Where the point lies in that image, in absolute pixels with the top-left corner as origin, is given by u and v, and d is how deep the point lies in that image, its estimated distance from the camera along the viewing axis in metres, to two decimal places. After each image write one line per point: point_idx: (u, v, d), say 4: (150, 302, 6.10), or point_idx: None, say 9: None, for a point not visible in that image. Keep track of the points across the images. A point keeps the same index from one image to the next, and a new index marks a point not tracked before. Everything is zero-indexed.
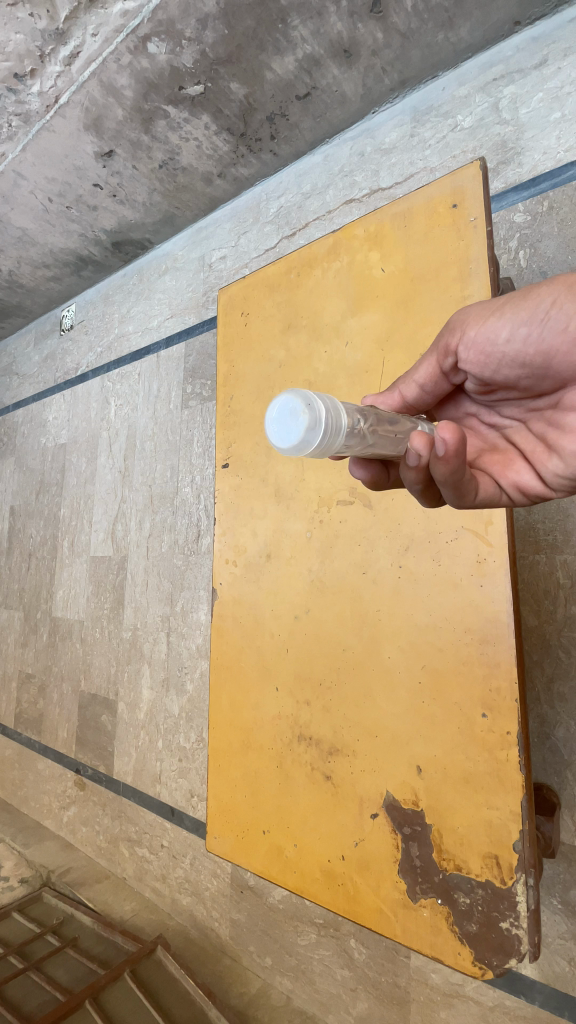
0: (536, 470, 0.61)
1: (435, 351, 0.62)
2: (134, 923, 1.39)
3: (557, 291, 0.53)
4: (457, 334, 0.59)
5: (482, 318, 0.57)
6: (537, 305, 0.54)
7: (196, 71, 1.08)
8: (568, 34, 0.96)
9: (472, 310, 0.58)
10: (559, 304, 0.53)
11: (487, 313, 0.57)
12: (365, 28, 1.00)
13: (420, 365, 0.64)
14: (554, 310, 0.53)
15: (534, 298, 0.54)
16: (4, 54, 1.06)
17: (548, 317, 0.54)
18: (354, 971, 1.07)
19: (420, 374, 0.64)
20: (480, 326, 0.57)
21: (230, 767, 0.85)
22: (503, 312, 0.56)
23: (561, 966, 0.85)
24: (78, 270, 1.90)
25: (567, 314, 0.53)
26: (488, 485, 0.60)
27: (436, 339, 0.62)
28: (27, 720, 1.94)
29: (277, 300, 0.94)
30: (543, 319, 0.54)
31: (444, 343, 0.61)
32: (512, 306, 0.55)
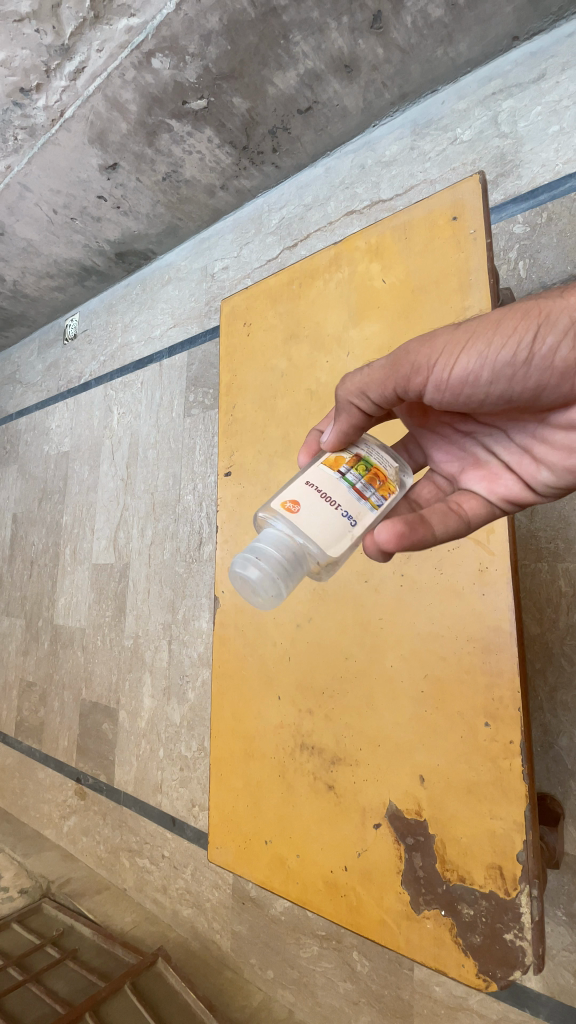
0: (524, 480, 0.61)
1: (395, 378, 0.54)
2: (135, 935, 1.37)
3: (536, 325, 0.49)
4: (425, 368, 0.53)
5: (454, 352, 0.51)
6: (517, 340, 0.50)
7: (200, 85, 1.10)
8: (566, 49, 0.98)
9: (439, 341, 0.52)
10: (541, 339, 0.49)
11: (459, 347, 0.51)
12: (365, 44, 1.01)
13: (373, 381, 0.56)
14: (537, 346, 0.49)
15: (513, 332, 0.50)
16: (11, 69, 1.08)
17: (531, 353, 0.50)
18: (356, 984, 1.06)
19: (375, 395, 0.56)
20: (452, 361, 0.52)
21: (231, 777, 0.84)
22: (478, 347, 0.51)
23: (565, 978, 0.84)
24: (82, 279, 1.92)
25: (551, 349, 0.49)
26: (480, 504, 0.62)
27: (393, 365, 0.54)
28: (27, 728, 1.93)
29: (279, 310, 0.95)
30: (525, 357, 0.50)
31: (407, 373, 0.54)
32: (488, 341, 0.50)
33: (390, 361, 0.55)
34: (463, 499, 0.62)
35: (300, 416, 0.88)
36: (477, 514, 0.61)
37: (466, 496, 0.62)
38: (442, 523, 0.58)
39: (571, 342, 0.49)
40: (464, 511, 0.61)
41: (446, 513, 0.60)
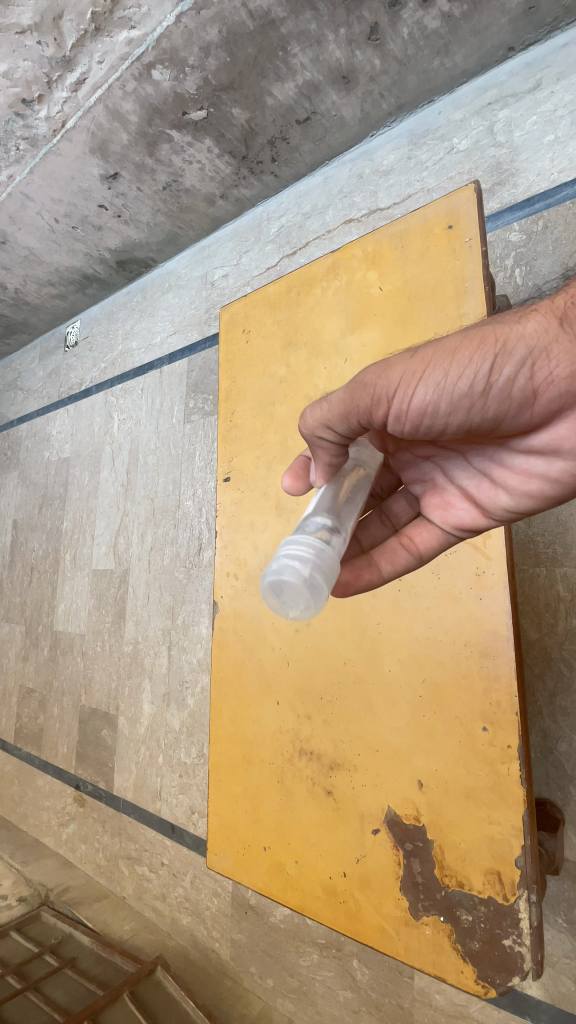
0: (479, 506, 0.59)
1: (353, 411, 0.49)
2: (133, 944, 1.36)
3: (494, 353, 0.44)
4: (383, 401, 0.48)
5: (409, 383, 0.46)
6: (475, 370, 0.44)
7: (200, 96, 1.12)
8: (561, 59, 0.99)
9: (395, 372, 0.46)
10: (500, 368, 0.44)
11: (415, 378, 0.46)
12: (363, 55, 1.03)
13: (334, 414, 0.50)
14: (495, 376, 0.44)
15: (470, 361, 0.44)
16: (12, 80, 1.09)
17: (489, 383, 0.45)
18: (356, 993, 1.05)
19: (339, 428, 0.51)
20: (409, 394, 0.46)
21: (230, 781, 0.84)
22: (434, 378, 0.45)
23: (566, 985, 0.84)
24: (83, 287, 1.93)
25: (508, 380, 0.45)
26: (433, 533, 0.63)
27: (351, 397, 0.49)
28: (27, 735, 1.92)
29: (277, 318, 0.96)
30: (483, 388, 0.45)
31: (365, 406, 0.48)
32: (445, 371, 0.45)
33: (348, 392, 0.49)
34: (416, 532, 0.63)
35: (298, 423, 0.89)
36: (428, 545, 0.63)
37: (419, 527, 0.63)
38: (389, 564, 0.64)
39: (531, 372, 0.44)
40: (416, 544, 0.63)
41: (394, 550, 0.64)
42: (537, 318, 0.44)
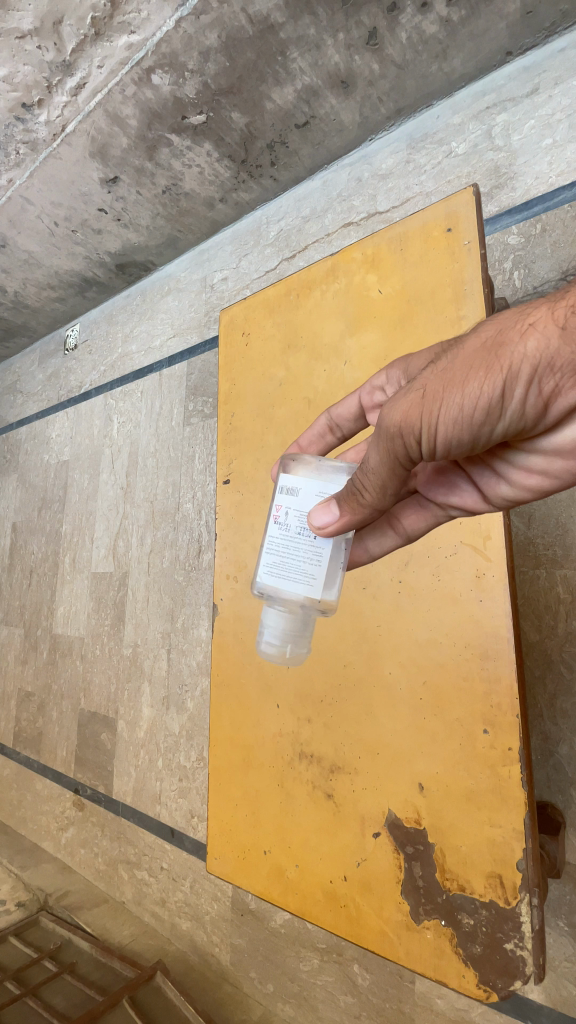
0: (483, 493, 0.58)
1: (394, 463, 0.49)
2: (132, 949, 1.35)
3: (499, 378, 0.41)
4: (413, 447, 0.47)
5: (430, 426, 0.45)
6: (487, 398, 0.42)
7: (199, 100, 1.12)
8: (558, 64, 1.00)
9: (413, 418, 0.45)
10: (510, 391, 0.41)
11: (433, 420, 0.44)
12: (361, 60, 1.03)
13: (375, 472, 0.51)
14: (507, 400, 0.42)
15: (478, 392, 0.42)
16: (13, 85, 1.10)
17: (504, 406, 0.42)
18: (357, 999, 1.04)
19: (384, 483, 0.51)
20: (433, 435, 0.45)
21: (230, 784, 0.84)
22: (452, 412, 0.43)
23: (568, 989, 0.83)
24: (83, 291, 1.93)
25: (519, 401, 0.42)
26: (424, 516, 0.63)
27: (384, 452, 0.49)
28: (26, 739, 1.92)
29: (277, 320, 0.96)
30: (499, 411, 0.43)
31: (401, 454, 0.48)
32: (458, 407, 0.43)
33: (381, 448, 0.49)
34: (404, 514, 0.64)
35: (297, 424, 0.89)
36: (416, 526, 0.64)
37: (410, 508, 0.64)
38: (377, 541, 0.67)
39: (542, 386, 0.41)
40: (403, 524, 0.65)
41: (383, 531, 0.66)
42: (536, 324, 0.40)
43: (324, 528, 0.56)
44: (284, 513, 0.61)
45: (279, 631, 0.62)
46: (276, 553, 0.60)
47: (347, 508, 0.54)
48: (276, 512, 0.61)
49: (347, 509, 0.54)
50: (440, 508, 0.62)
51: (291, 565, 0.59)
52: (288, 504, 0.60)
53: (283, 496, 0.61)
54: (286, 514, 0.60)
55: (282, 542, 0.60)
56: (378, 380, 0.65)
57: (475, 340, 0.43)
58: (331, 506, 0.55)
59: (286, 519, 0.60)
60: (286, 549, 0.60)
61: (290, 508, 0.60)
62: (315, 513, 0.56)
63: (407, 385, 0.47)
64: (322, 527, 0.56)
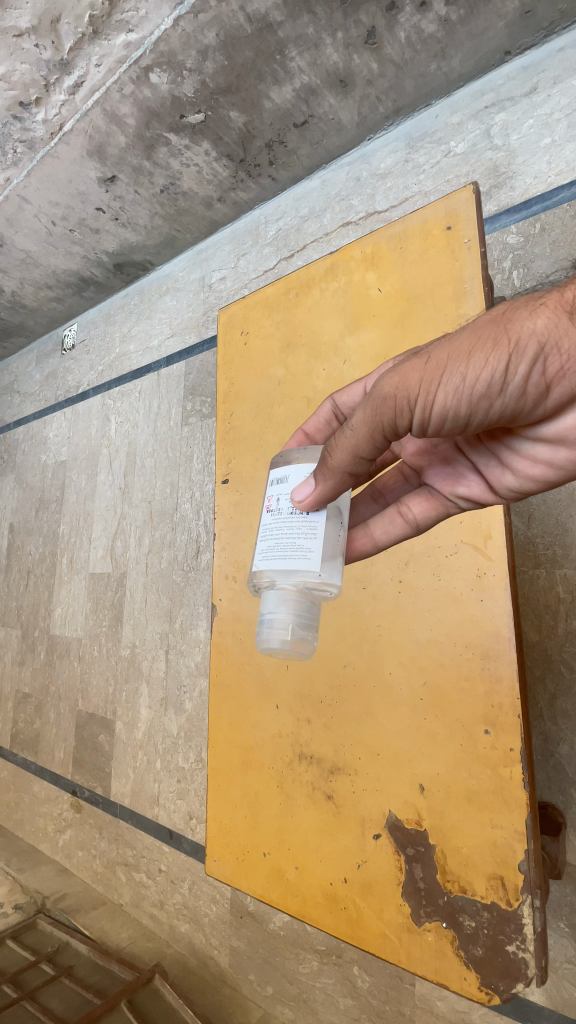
0: (489, 482, 0.58)
1: (382, 428, 0.49)
2: (131, 952, 1.34)
3: (505, 352, 0.41)
4: (405, 412, 0.47)
5: (428, 395, 0.45)
6: (490, 373, 0.42)
7: (197, 99, 1.12)
8: (557, 63, 1.00)
9: (412, 382, 0.45)
10: (514, 367, 0.42)
11: (433, 388, 0.44)
12: (360, 58, 1.03)
13: (361, 435, 0.50)
14: (509, 376, 0.42)
15: (482, 364, 0.42)
16: (10, 83, 1.09)
17: (505, 384, 0.43)
18: (357, 1001, 1.04)
19: (368, 448, 0.51)
20: (429, 403, 0.45)
21: (229, 787, 0.83)
22: (453, 382, 0.43)
23: (569, 991, 0.83)
24: (80, 290, 1.93)
25: (521, 379, 0.43)
26: (433, 504, 0.64)
27: (375, 416, 0.48)
28: (23, 741, 1.91)
29: (275, 319, 0.96)
30: (499, 388, 0.43)
31: (392, 420, 0.48)
32: (460, 377, 0.43)
33: (371, 411, 0.49)
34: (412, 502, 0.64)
35: (296, 424, 0.89)
36: (424, 516, 0.64)
37: (418, 497, 0.64)
38: (385, 529, 0.65)
39: (546, 367, 0.41)
40: (412, 513, 0.64)
41: (392, 519, 0.65)
42: (547, 305, 0.41)
43: (304, 502, 0.56)
44: (275, 500, 0.60)
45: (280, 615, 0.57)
46: (269, 535, 0.58)
47: (323, 477, 0.54)
48: (268, 502, 0.61)
49: (322, 478, 0.54)
50: (448, 499, 0.63)
51: (284, 543, 0.57)
52: (279, 492, 0.60)
53: (274, 486, 0.62)
54: (276, 500, 0.60)
55: (273, 524, 0.59)
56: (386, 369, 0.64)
57: (484, 315, 0.44)
58: (311, 479, 0.56)
59: (278, 505, 0.60)
60: (278, 528, 0.58)
61: (280, 494, 0.60)
62: (296, 489, 0.57)
63: (411, 353, 0.47)
64: (301, 499, 0.56)
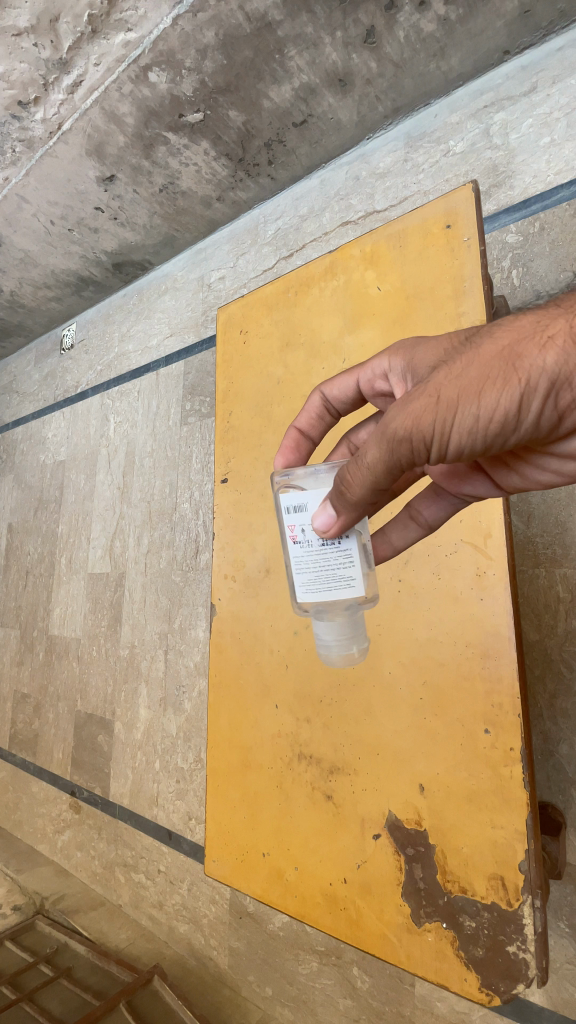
0: (494, 482, 0.57)
1: (396, 465, 0.48)
2: (130, 953, 1.34)
3: (518, 389, 0.43)
4: (421, 449, 0.47)
5: (444, 433, 0.45)
6: (503, 410, 0.43)
7: (196, 98, 1.12)
8: (557, 62, 0.99)
9: (425, 421, 0.45)
10: (527, 404, 0.43)
11: (448, 427, 0.45)
12: (359, 58, 1.03)
13: (377, 471, 0.48)
14: (522, 412, 0.44)
15: (496, 402, 0.43)
16: (9, 82, 1.09)
17: (520, 418, 0.44)
18: (356, 1001, 1.03)
19: (381, 484, 0.49)
20: (445, 441, 0.46)
21: (228, 787, 0.83)
22: (468, 421, 0.44)
23: (569, 992, 0.83)
24: (79, 290, 1.92)
25: (534, 414, 0.44)
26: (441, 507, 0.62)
27: (388, 455, 0.47)
28: (21, 741, 1.90)
29: (275, 318, 0.95)
30: (514, 422, 0.44)
31: (405, 457, 0.47)
32: (474, 416, 0.44)
33: (383, 449, 0.47)
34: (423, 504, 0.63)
35: None
36: (435, 517, 0.63)
37: (426, 499, 0.63)
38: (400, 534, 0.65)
39: (559, 400, 0.43)
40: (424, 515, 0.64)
41: (404, 524, 0.64)
42: (555, 339, 0.42)
43: (328, 530, 0.55)
44: (300, 530, 0.58)
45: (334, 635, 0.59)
46: (309, 569, 0.58)
47: (341, 508, 0.52)
48: (291, 531, 0.58)
49: (342, 510, 0.53)
50: (455, 498, 0.62)
51: (327, 575, 0.57)
52: (301, 521, 0.57)
53: (292, 515, 0.58)
54: (301, 530, 0.57)
55: (309, 558, 0.58)
56: (379, 366, 0.61)
57: (490, 348, 0.44)
58: (328, 506, 0.54)
59: (306, 536, 0.58)
60: (316, 562, 0.57)
61: (304, 524, 0.57)
62: (317, 518, 0.55)
63: (416, 387, 0.47)
64: (326, 527, 0.55)
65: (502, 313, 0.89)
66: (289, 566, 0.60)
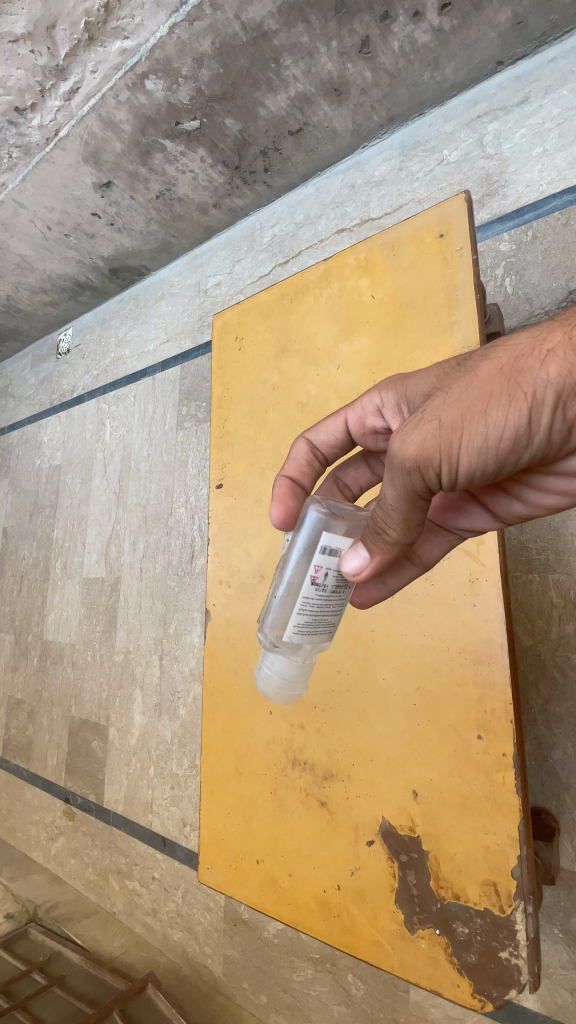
0: (493, 512, 0.59)
1: (414, 498, 0.48)
2: (124, 961, 1.33)
3: (524, 404, 0.43)
4: (433, 478, 0.47)
5: (451, 458, 0.45)
6: (512, 428, 0.43)
7: (192, 106, 1.12)
8: (548, 74, 1.01)
9: (431, 447, 0.45)
10: (536, 417, 0.43)
11: (455, 451, 0.45)
12: (354, 68, 1.04)
13: (397, 507, 0.49)
14: (534, 425, 0.43)
15: (503, 419, 0.43)
16: (6, 89, 1.10)
17: (530, 434, 0.44)
18: (351, 1008, 1.03)
19: (406, 519, 0.49)
20: (456, 464, 0.45)
21: (222, 794, 0.83)
22: (477, 442, 0.44)
23: (563, 997, 0.83)
24: (75, 295, 1.93)
25: (546, 427, 0.43)
26: (438, 542, 0.62)
27: (402, 488, 0.48)
28: (15, 748, 1.89)
29: (270, 325, 0.96)
30: (525, 438, 0.44)
31: (420, 488, 0.47)
32: (482, 436, 0.44)
33: (396, 483, 0.48)
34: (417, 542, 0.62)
35: (290, 428, 0.89)
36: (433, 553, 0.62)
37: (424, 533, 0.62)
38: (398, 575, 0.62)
39: (567, 411, 0.43)
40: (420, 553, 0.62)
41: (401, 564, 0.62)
42: (555, 351, 0.42)
43: (358, 573, 0.53)
44: (324, 574, 0.55)
45: (281, 671, 0.59)
46: (313, 614, 0.56)
47: (377, 549, 0.52)
48: (315, 574, 0.55)
49: (377, 549, 0.52)
50: (451, 532, 0.61)
51: (320, 623, 0.57)
52: (327, 566, 0.55)
53: (324, 555, 0.55)
54: (326, 575, 0.55)
55: (321, 605, 0.56)
56: (371, 402, 0.63)
57: (488, 368, 0.45)
58: (360, 548, 0.53)
59: (325, 581, 0.56)
60: (322, 609, 0.56)
61: (330, 569, 0.55)
62: (347, 559, 0.53)
63: (418, 416, 0.47)
64: (358, 573, 0.53)
65: (495, 321, 0.90)
66: (294, 601, 0.56)
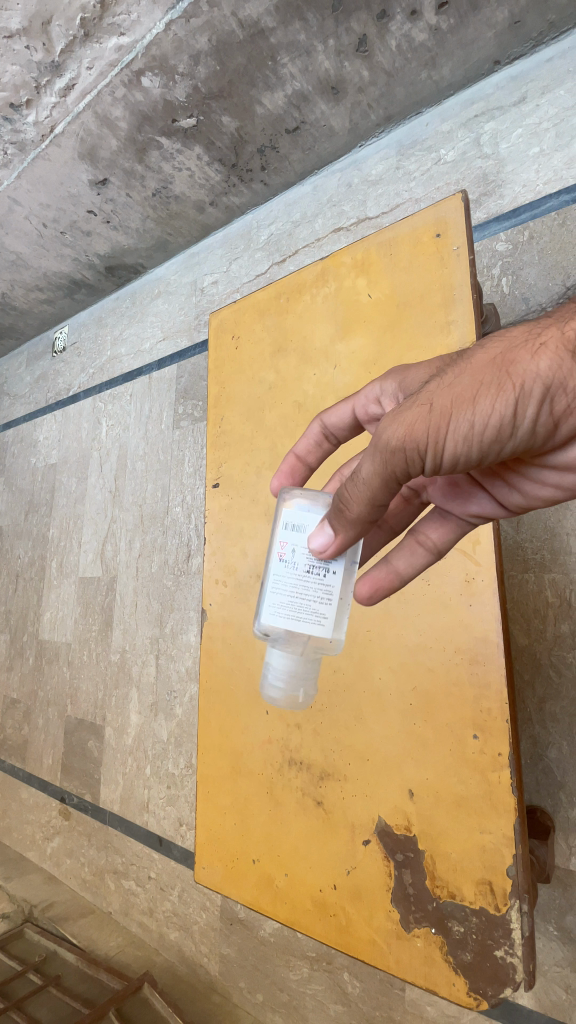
0: (495, 500, 0.57)
1: (391, 479, 0.48)
2: (120, 960, 1.33)
3: (512, 395, 0.43)
4: (416, 460, 0.47)
5: (436, 442, 0.45)
6: (498, 417, 0.43)
7: (189, 104, 1.12)
8: (545, 74, 1.01)
9: (418, 430, 0.45)
10: (522, 409, 0.43)
11: (440, 436, 0.45)
12: (351, 66, 1.04)
13: (372, 487, 0.49)
14: (519, 417, 0.43)
15: (490, 408, 0.43)
16: (1, 85, 1.09)
17: (515, 425, 0.44)
18: (347, 1006, 1.03)
19: (379, 499, 0.50)
20: (440, 449, 0.45)
21: (218, 794, 0.83)
22: (462, 429, 0.44)
23: (557, 994, 0.83)
24: (71, 293, 1.92)
25: (531, 420, 0.44)
26: (447, 528, 0.60)
27: (382, 468, 0.47)
28: (11, 748, 1.88)
29: (266, 324, 0.96)
30: (510, 430, 0.44)
31: (401, 470, 0.47)
32: (468, 423, 0.44)
33: (377, 463, 0.48)
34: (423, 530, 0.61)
35: (287, 428, 0.89)
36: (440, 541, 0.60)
37: (431, 521, 0.60)
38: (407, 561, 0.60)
39: (553, 405, 0.43)
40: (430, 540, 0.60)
41: (411, 550, 0.60)
42: (548, 345, 0.42)
43: (322, 550, 0.54)
44: (290, 550, 0.57)
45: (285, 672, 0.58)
46: (282, 589, 0.57)
47: (342, 527, 0.52)
48: (280, 550, 0.57)
49: (341, 528, 0.52)
50: (458, 519, 0.60)
51: (296, 603, 0.56)
52: (293, 542, 0.57)
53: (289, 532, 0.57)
54: (292, 551, 0.57)
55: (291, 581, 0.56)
56: (372, 391, 0.63)
57: (482, 357, 0.45)
58: (326, 528, 0.54)
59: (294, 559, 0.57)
60: (293, 585, 0.56)
61: (296, 545, 0.57)
62: (312, 536, 0.55)
63: (408, 398, 0.47)
64: (323, 550, 0.54)
65: (491, 321, 0.90)
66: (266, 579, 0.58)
